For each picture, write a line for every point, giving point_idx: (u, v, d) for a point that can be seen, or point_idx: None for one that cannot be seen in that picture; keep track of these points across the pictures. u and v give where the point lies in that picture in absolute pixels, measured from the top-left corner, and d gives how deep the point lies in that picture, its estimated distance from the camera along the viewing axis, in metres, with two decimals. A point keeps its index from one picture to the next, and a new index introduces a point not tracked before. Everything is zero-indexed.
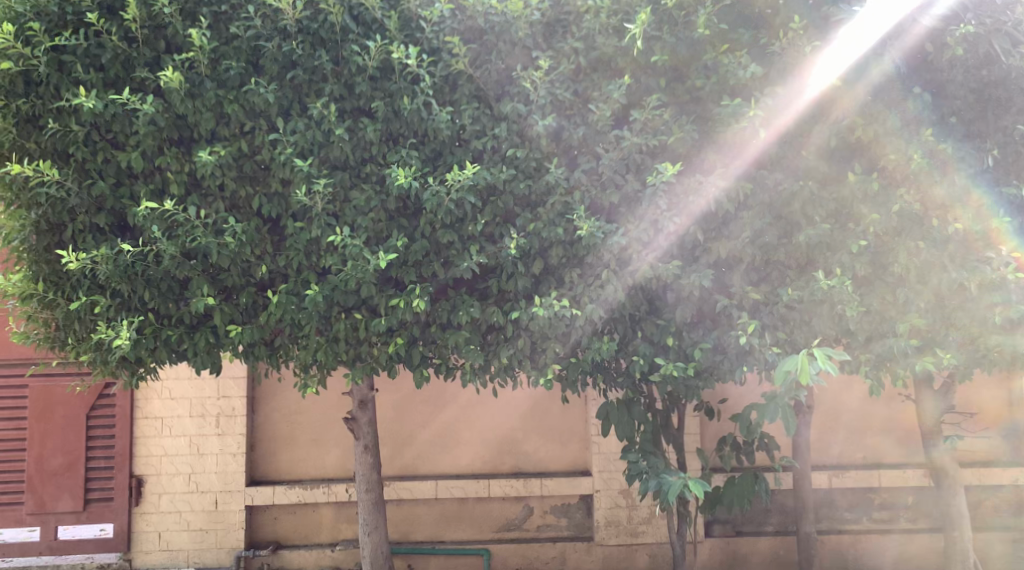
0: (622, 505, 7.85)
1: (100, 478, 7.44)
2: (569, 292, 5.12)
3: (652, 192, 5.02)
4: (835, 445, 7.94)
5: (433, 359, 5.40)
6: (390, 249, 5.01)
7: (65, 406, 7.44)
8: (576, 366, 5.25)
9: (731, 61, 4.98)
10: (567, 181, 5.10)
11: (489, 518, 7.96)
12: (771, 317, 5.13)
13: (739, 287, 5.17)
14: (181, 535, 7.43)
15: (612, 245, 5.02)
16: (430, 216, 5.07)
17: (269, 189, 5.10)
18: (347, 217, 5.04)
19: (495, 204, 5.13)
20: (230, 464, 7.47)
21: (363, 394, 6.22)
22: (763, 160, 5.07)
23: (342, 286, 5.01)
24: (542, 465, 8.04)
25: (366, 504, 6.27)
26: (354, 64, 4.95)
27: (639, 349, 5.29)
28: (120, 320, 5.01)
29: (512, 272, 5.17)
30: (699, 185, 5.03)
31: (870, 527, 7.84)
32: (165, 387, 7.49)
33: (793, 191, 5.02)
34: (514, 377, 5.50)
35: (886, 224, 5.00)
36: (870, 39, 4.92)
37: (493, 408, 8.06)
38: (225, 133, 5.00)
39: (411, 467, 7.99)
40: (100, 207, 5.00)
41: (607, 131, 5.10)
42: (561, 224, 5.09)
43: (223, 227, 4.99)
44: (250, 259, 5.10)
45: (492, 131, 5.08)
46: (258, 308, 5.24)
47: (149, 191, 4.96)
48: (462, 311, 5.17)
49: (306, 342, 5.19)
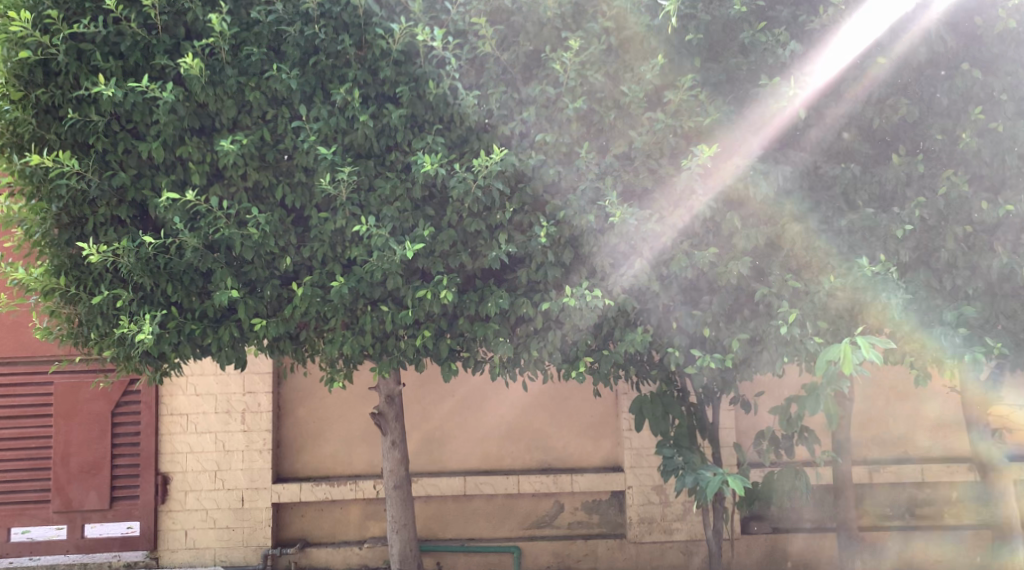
0: (655, 502, 7.67)
1: (127, 475, 7.37)
2: (601, 282, 5.00)
3: (688, 175, 4.85)
4: (875, 438, 7.71)
5: (461, 352, 5.27)
6: (416, 239, 4.87)
7: (91, 402, 7.37)
8: (609, 359, 5.11)
9: (770, 39, 4.84)
10: (597, 166, 4.94)
11: (519, 515, 7.82)
12: (812, 306, 4.95)
13: (777, 275, 4.98)
14: (207, 533, 7.34)
15: (645, 232, 4.87)
16: (456, 206, 4.95)
17: (294, 179, 4.96)
18: (372, 207, 4.91)
19: (523, 192, 4.96)
20: (256, 460, 7.37)
21: (390, 389, 6.08)
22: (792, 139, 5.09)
23: (368, 278, 4.90)
24: (573, 461, 7.89)
25: (396, 501, 6.14)
26: (377, 48, 4.80)
27: (675, 340, 5.12)
28: (144, 313, 4.92)
29: (542, 262, 5.03)
30: (735, 169, 4.86)
31: (913, 524, 7.61)
32: (190, 383, 7.39)
33: (835, 174, 5.01)
34: (545, 371, 5.36)
35: (933, 207, 4.93)
36: (894, 16, 4.87)
37: (522, 402, 7.91)
38: (248, 122, 4.87)
39: (439, 464, 7.84)
40: (122, 200, 4.93)
41: (640, 113, 4.94)
42: (593, 211, 4.89)
43: (246, 218, 4.90)
44: (273, 251, 4.97)
45: (521, 116, 4.92)
46: (283, 301, 5.13)
47: (171, 181, 4.86)
48: (491, 303, 4.99)
49: (332, 336, 5.11)
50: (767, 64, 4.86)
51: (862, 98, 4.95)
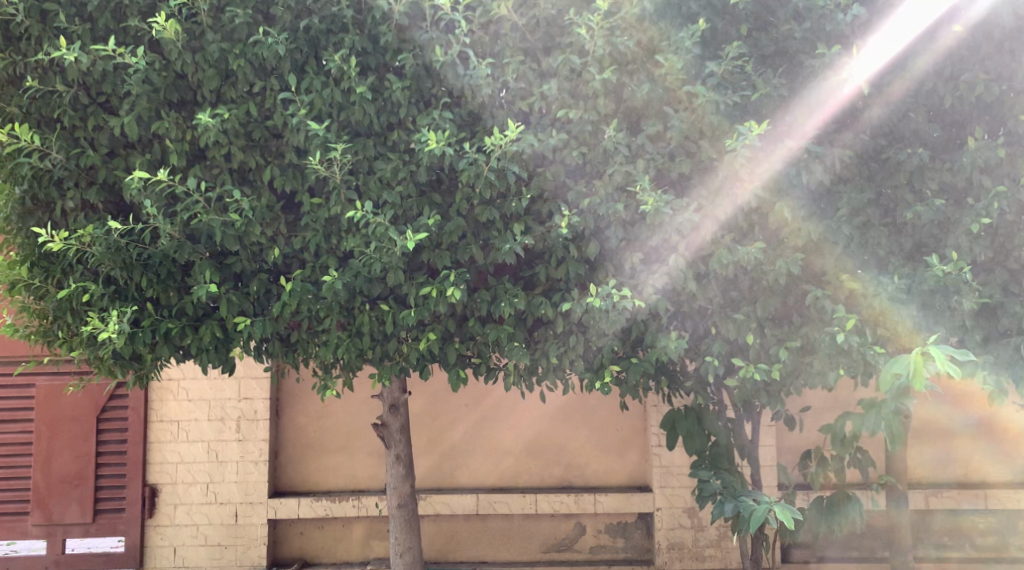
0: (686, 526, 7.03)
1: (112, 486, 6.80)
2: (629, 282, 4.40)
3: (733, 157, 4.23)
4: (932, 458, 7.05)
5: (472, 358, 4.68)
6: (420, 229, 4.28)
7: (74, 407, 6.78)
8: (638, 367, 4.45)
9: (829, 3, 4.31)
10: (628, 148, 4.33)
11: (537, 537, 7.21)
12: (871, 311, 4.34)
13: (832, 274, 4.38)
14: (198, 551, 6.81)
15: (682, 222, 4.27)
16: (466, 190, 4.35)
17: (284, 159, 4.39)
18: (371, 191, 4.33)
19: (542, 176, 4.37)
20: (252, 473, 6.82)
21: (394, 398, 5.49)
22: (848, 120, 4.49)
23: (365, 272, 4.34)
24: (596, 479, 7.27)
25: (399, 522, 5.55)
26: (378, 10, 4.24)
27: (713, 348, 4.52)
28: (114, 310, 4.37)
29: (563, 256, 4.44)
30: (787, 152, 4.26)
31: (973, 556, 6.92)
32: (183, 387, 6.87)
33: (900, 160, 4.43)
34: (566, 381, 4.74)
35: (1016, 198, 4.27)
36: None
37: (539, 413, 7.30)
38: (231, 95, 4.31)
39: (450, 479, 7.25)
40: (92, 181, 4.38)
41: (678, 88, 4.29)
42: (622, 199, 4.34)
43: (229, 202, 4.33)
44: (260, 241, 4.43)
45: (540, 90, 4.33)
46: (272, 297, 4.57)
47: (145, 161, 4.30)
48: (505, 303, 4.39)
49: (325, 339, 4.53)
50: (826, 31, 4.32)
51: (928, 71, 4.41)
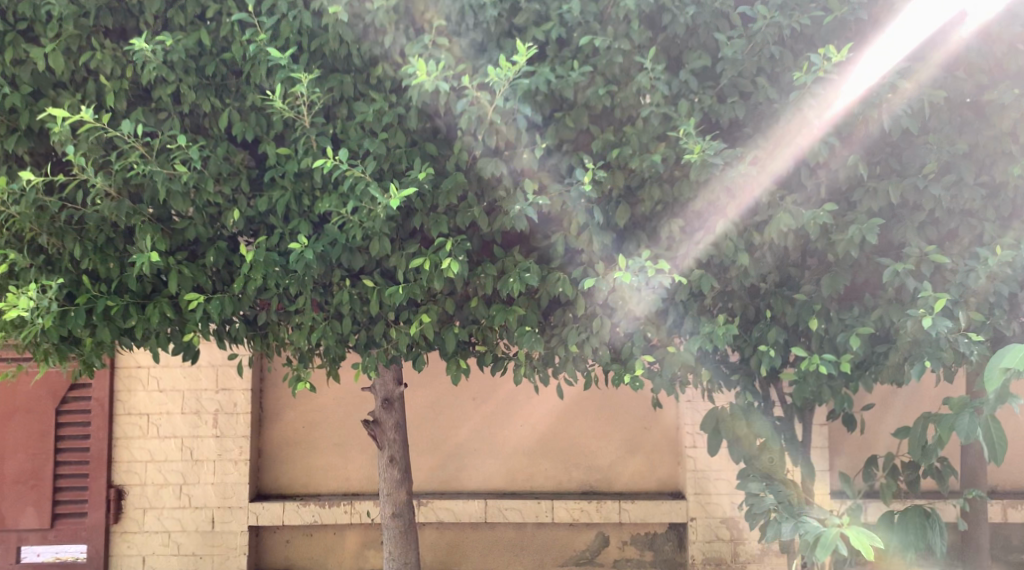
0: (725, 539, 6.23)
1: (73, 487, 6.06)
2: (666, 254, 3.59)
3: (800, 96, 3.42)
4: (1008, 466, 6.38)
5: (476, 345, 3.87)
6: (410, 184, 3.46)
7: (31, 398, 6.03)
8: (675, 359, 3.62)
9: None
10: (668, 86, 3.50)
11: (553, 548, 6.41)
12: (963, 291, 3.50)
13: (913, 246, 3.51)
14: (170, 560, 6.10)
15: (733, 177, 3.44)
16: (468, 139, 3.54)
17: (246, 101, 3.61)
18: (351, 141, 3.53)
19: (561, 121, 3.56)
20: (230, 473, 6.13)
21: (388, 391, 4.70)
22: (931, 49, 3.52)
23: (344, 240, 3.55)
24: (620, 483, 6.47)
25: (393, 538, 4.75)
26: None
27: (769, 336, 3.64)
28: (40, 283, 3.59)
29: (586, 224, 3.56)
30: (863, 88, 3.40)
31: None
32: (153, 376, 6.15)
33: (1008, 104, 3.45)
34: (588, 374, 3.89)
35: None
36: None
37: (556, 409, 6.52)
38: (179, 21, 3.56)
39: (455, 481, 6.47)
40: (14, 128, 3.61)
41: (729, 10, 3.50)
42: (658, 148, 3.52)
43: (176, 151, 3.53)
44: (217, 202, 3.63)
45: (559, 13, 3.51)
46: (234, 270, 3.80)
47: (74, 101, 3.52)
48: (514, 279, 3.56)
49: (299, 321, 3.73)
50: None
51: None
